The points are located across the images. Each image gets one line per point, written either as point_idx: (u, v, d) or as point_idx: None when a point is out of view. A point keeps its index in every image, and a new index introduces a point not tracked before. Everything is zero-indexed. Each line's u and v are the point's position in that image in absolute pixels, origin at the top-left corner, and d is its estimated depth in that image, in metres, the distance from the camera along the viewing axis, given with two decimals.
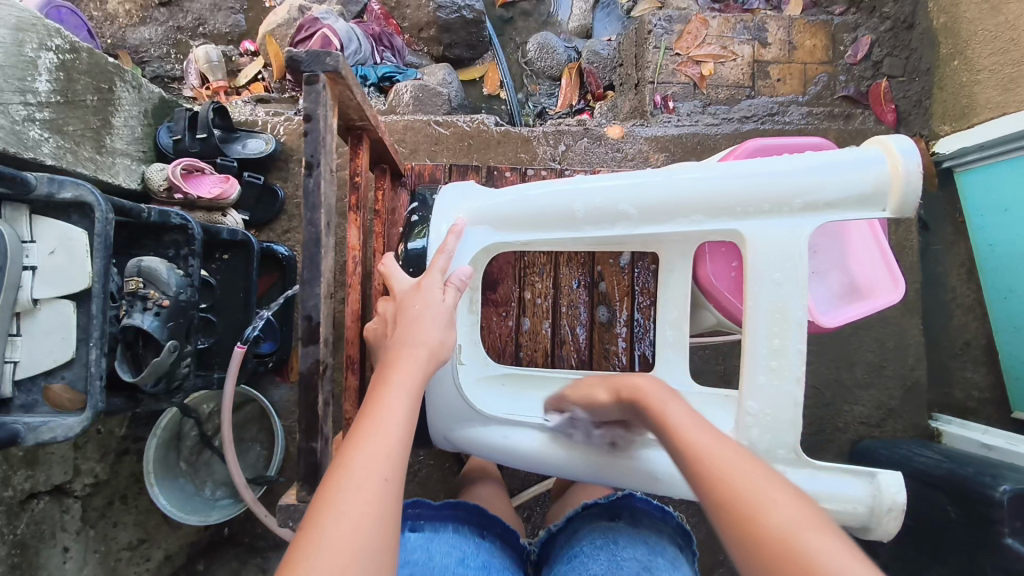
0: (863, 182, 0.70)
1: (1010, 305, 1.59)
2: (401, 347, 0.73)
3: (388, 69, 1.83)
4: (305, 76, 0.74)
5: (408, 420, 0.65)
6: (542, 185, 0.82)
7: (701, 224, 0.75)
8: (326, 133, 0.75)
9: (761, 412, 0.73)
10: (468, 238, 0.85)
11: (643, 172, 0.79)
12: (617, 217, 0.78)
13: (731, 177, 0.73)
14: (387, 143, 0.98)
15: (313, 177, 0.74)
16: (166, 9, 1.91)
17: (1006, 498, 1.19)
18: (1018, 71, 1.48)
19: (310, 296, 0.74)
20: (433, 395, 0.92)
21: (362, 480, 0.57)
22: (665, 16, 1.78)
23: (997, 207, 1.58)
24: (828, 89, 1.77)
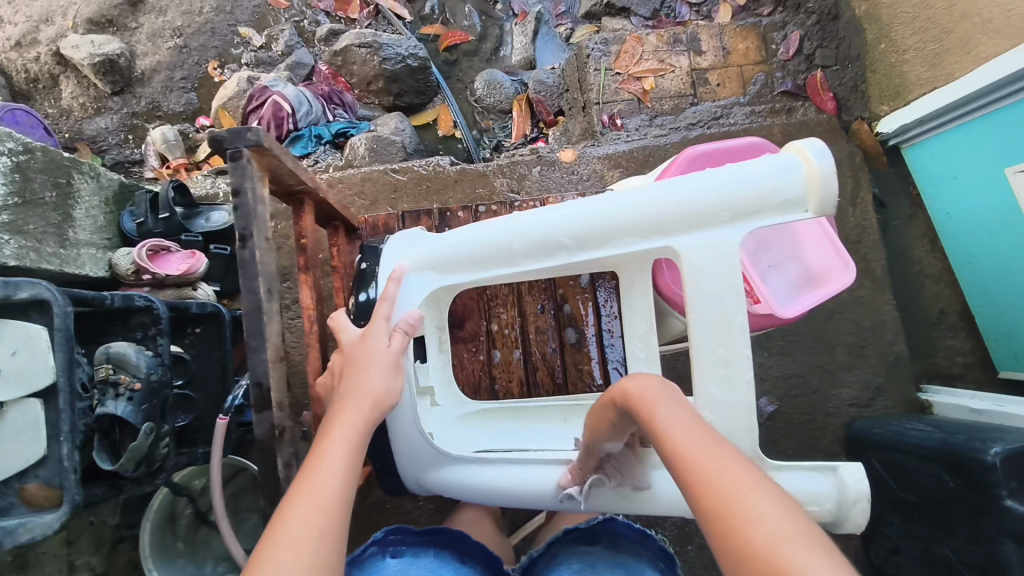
0: (784, 187, 0.71)
1: (976, 269, 1.64)
2: (346, 402, 0.75)
3: (342, 125, 1.86)
4: (230, 152, 0.77)
5: (349, 472, 0.66)
6: (479, 224, 0.84)
7: (635, 246, 0.75)
8: (257, 203, 0.78)
9: (718, 422, 0.74)
10: (413, 282, 0.87)
11: (573, 201, 0.79)
12: (554, 249, 0.78)
13: (657, 196, 0.75)
14: (331, 203, 0.98)
15: (249, 248, 0.78)
16: (119, 98, 1.94)
17: (998, 461, 1.21)
18: (940, 47, 1.54)
19: (260, 360, 0.76)
20: (399, 443, 0.91)
21: (297, 532, 0.57)
22: (600, 40, 1.86)
23: (946, 175, 1.64)
24: (767, 87, 1.82)
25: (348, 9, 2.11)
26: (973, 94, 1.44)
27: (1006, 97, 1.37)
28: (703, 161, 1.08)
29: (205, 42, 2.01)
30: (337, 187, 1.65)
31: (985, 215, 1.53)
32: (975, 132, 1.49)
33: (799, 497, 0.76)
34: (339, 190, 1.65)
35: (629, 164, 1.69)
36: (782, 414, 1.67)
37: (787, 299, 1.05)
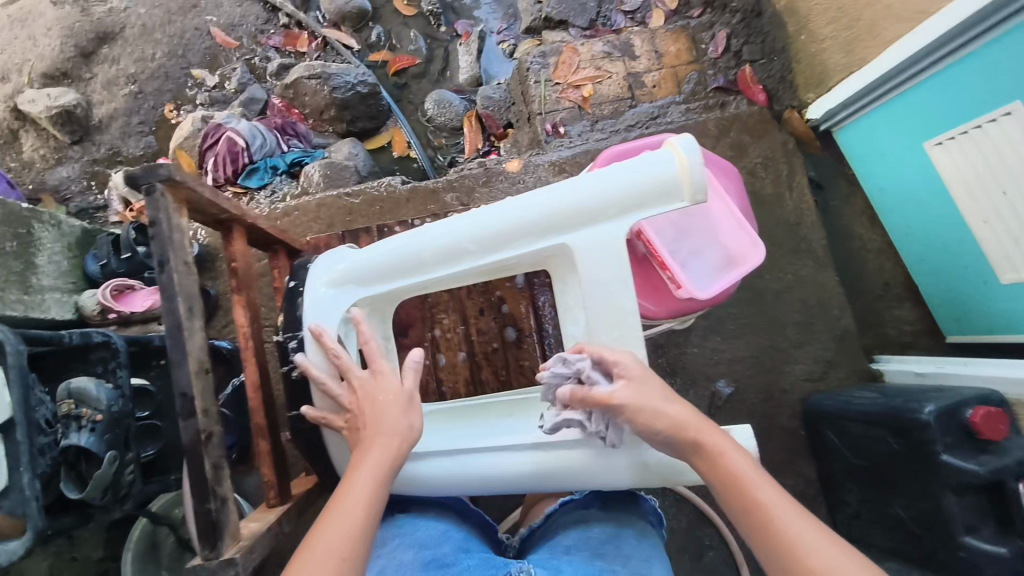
0: (659, 179, 0.81)
1: (913, 239, 1.71)
2: (375, 436, 0.81)
3: (296, 155, 1.93)
4: (143, 187, 0.80)
5: (370, 500, 0.74)
6: (394, 238, 0.91)
7: (534, 245, 0.85)
8: (173, 233, 0.82)
9: (617, 396, 0.86)
10: (336, 297, 0.93)
11: (477, 209, 0.88)
12: (461, 254, 0.87)
13: (552, 198, 0.85)
14: (264, 230, 1.04)
15: (166, 273, 0.80)
16: (79, 147, 2.01)
17: (932, 418, 1.27)
18: (852, 34, 1.63)
19: (182, 374, 0.80)
20: (333, 448, 0.95)
21: (320, 561, 0.66)
22: (539, 54, 1.94)
23: (876, 153, 1.70)
24: (700, 84, 1.91)
25: (297, 43, 2.18)
26: (893, 70, 1.50)
27: (923, 69, 1.44)
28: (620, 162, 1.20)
29: (159, 86, 2.08)
30: (293, 215, 1.72)
31: (914, 187, 1.61)
32: (897, 107, 1.55)
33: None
34: (295, 217, 1.71)
35: (572, 169, 1.75)
36: (739, 395, 1.72)
37: (708, 280, 1.11)
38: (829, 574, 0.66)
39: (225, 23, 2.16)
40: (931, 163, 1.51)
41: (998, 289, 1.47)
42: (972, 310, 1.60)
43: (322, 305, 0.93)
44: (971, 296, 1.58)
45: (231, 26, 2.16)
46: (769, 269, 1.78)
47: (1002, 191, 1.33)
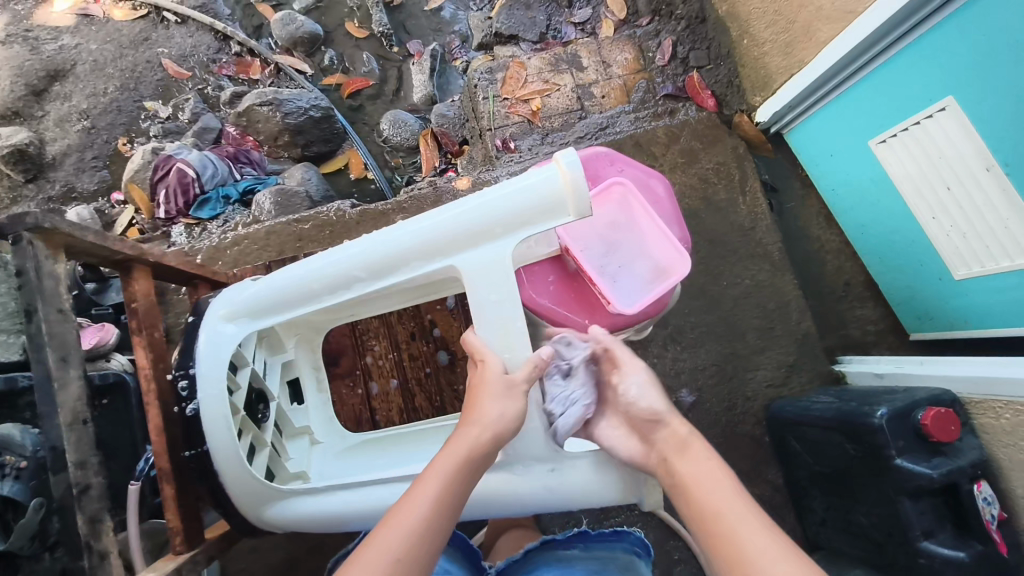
0: (543, 196, 0.83)
1: (869, 237, 1.69)
2: (464, 426, 0.82)
3: (247, 183, 1.93)
4: (12, 237, 0.78)
5: (442, 501, 0.74)
6: (286, 267, 0.91)
7: (422, 268, 0.86)
8: (43, 280, 0.80)
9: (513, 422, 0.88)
10: (226, 333, 0.91)
11: (368, 236, 0.89)
12: (351, 281, 0.88)
13: (440, 220, 0.86)
14: (171, 263, 1.04)
15: (37, 323, 0.78)
16: (34, 185, 2.02)
17: (884, 422, 1.24)
18: (789, 36, 1.63)
19: (51, 426, 0.76)
20: (232, 485, 0.90)
21: (374, 555, 0.67)
22: (486, 70, 1.94)
23: (825, 153, 1.69)
24: (649, 92, 1.91)
25: (250, 70, 2.19)
26: (832, 70, 1.50)
27: (860, 69, 1.44)
28: None
29: (112, 120, 2.09)
30: (244, 244, 1.69)
31: (863, 186, 1.60)
32: (840, 108, 1.55)
33: (603, 481, 0.90)
34: (244, 246, 1.68)
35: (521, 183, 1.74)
36: (702, 405, 1.68)
37: (638, 294, 1.12)
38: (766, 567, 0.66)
39: (177, 55, 2.18)
40: (877, 162, 1.50)
41: (953, 284, 1.46)
42: (931, 307, 1.58)
43: (210, 344, 0.90)
44: (928, 293, 1.56)
45: (183, 57, 2.18)
46: (726, 275, 1.75)
47: (946, 186, 1.31)
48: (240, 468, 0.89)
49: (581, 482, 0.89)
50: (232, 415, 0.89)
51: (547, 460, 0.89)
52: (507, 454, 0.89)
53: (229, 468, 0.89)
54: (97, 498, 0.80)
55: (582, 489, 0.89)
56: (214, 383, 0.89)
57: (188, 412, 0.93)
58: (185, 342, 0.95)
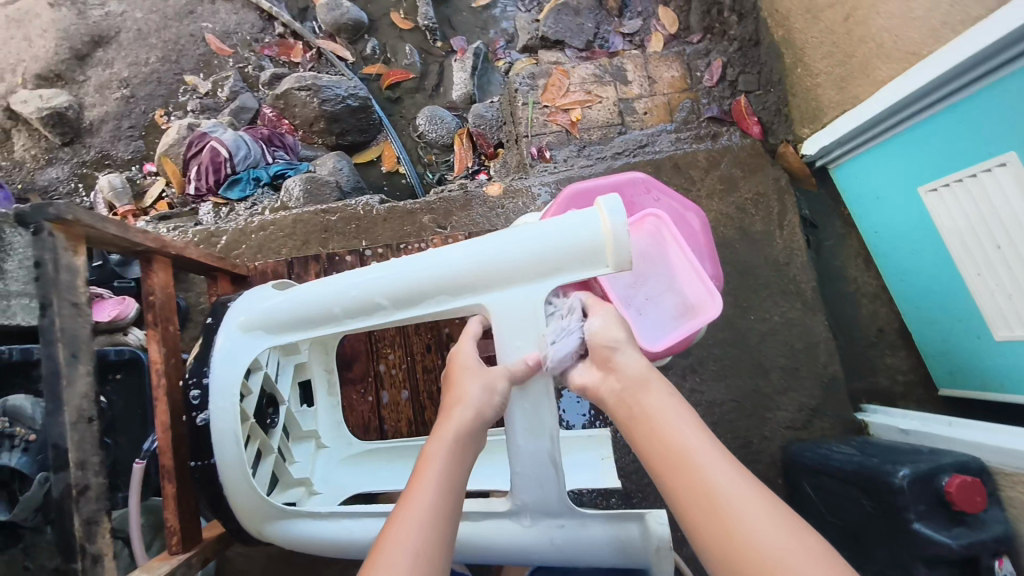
0: (581, 245, 0.80)
1: (908, 286, 1.63)
2: (450, 411, 0.81)
3: (279, 167, 1.92)
4: (33, 228, 0.77)
5: (447, 486, 0.74)
6: (308, 286, 0.90)
7: (447, 302, 0.84)
8: (60, 273, 0.78)
9: (525, 473, 0.84)
10: (243, 344, 0.90)
11: (393, 262, 0.87)
12: (373, 308, 0.86)
13: (469, 255, 0.83)
14: (193, 255, 1.04)
15: (50, 317, 0.77)
16: (69, 149, 2.03)
17: (905, 484, 1.18)
18: (845, 70, 1.57)
19: (55, 424, 0.76)
20: (234, 502, 0.89)
21: (394, 554, 0.66)
22: (528, 75, 1.90)
23: (872, 195, 1.63)
24: (693, 113, 1.86)
25: (291, 53, 2.20)
26: (889, 110, 1.43)
27: (920, 111, 1.37)
28: (583, 200, 1.12)
29: (151, 91, 2.11)
30: (270, 230, 1.68)
31: (907, 231, 1.54)
32: (893, 149, 1.49)
33: (611, 540, 0.85)
34: (270, 232, 1.67)
35: (555, 193, 1.70)
36: (717, 439, 1.64)
37: (663, 330, 1.08)
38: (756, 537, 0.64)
39: (220, 31, 2.19)
40: (925, 210, 1.44)
41: (993, 345, 1.38)
42: (966, 363, 1.51)
43: (225, 353, 0.90)
44: (964, 350, 1.50)
45: (226, 33, 2.19)
46: (753, 309, 1.70)
47: (996, 246, 1.25)
48: (241, 479, 0.88)
49: (588, 536, 0.85)
50: (239, 429, 0.88)
51: (557, 514, 0.85)
52: (515, 505, 0.86)
53: (231, 478, 0.88)
54: (96, 498, 0.79)
55: (589, 542, 0.85)
56: (228, 394, 0.88)
57: (198, 421, 0.89)
58: (198, 347, 0.92)
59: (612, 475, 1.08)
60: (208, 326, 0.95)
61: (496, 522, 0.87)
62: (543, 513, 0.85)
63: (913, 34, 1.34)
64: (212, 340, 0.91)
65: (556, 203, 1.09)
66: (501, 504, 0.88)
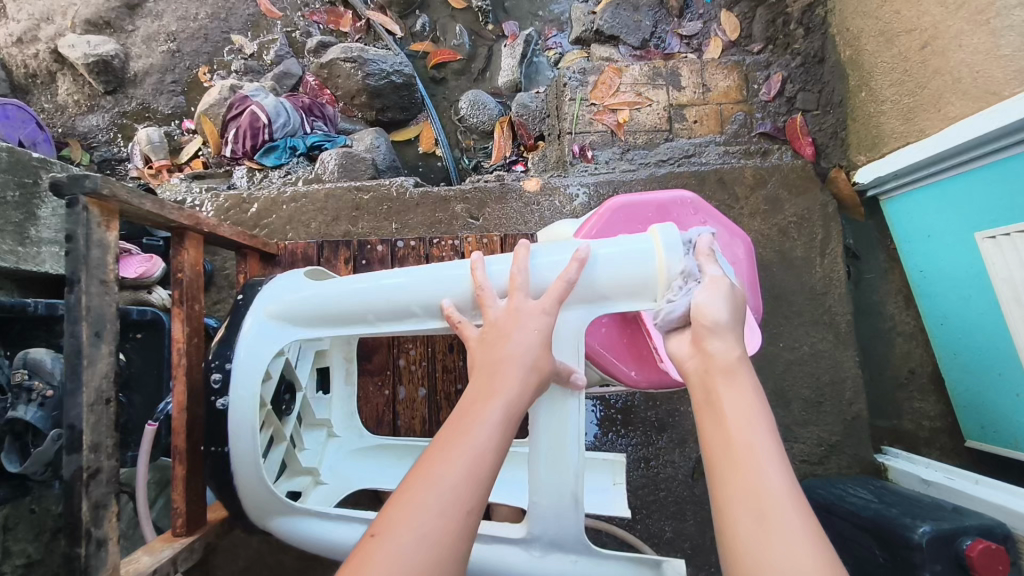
0: (636, 277, 0.84)
1: (948, 331, 1.55)
2: (500, 364, 0.73)
3: (317, 138, 1.90)
4: (67, 198, 0.76)
5: (497, 433, 0.67)
6: (341, 283, 0.89)
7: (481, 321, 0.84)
8: (92, 249, 0.77)
9: (543, 509, 0.82)
10: (270, 333, 0.89)
11: (437, 267, 0.87)
12: (406, 316, 0.86)
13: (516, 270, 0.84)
14: (221, 233, 1.04)
15: (76, 292, 0.75)
16: (112, 97, 2.04)
17: (925, 541, 1.12)
18: (915, 101, 1.50)
19: (72, 404, 0.75)
20: (242, 494, 0.89)
21: (434, 506, 0.60)
22: (579, 70, 1.84)
23: (922, 232, 1.56)
24: (745, 127, 1.80)
25: (340, 22, 2.18)
26: (958, 147, 1.34)
27: (991, 153, 1.29)
28: (627, 212, 1.08)
29: (197, 47, 2.11)
30: (301, 203, 1.66)
31: (956, 277, 1.46)
32: (955, 189, 1.40)
33: None
34: (301, 204, 1.65)
35: (592, 195, 1.66)
36: None
37: None
38: None
39: None
40: (980, 256, 1.35)
41: None
42: (1000, 419, 1.42)
43: (252, 341, 0.89)
44: (998, 405, 1.42)
45: None
46: (783, 336, 1.65)
47: None
48: (252, 469, 0.87)
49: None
50: (257, 423, 0.87)
51: (571, 550, 0.84)
52: (529, 534, 0.84)
53: (243, 468, 0.87)
54: (106, 482, 0.79)
55: None
56: (249, 383, 0.87)
57: (218, 405, 0.87)
58: (223, 331, 0.91)
59: (623, 504, 1.06)
60: (236, 307, 0.93)
61: (508, 546, 0.86)
62: (555, 547, 0.83)
63: (996, 72, 1.26)
64: (241, 323, 0.91)
65: (600, 212, 1.06)
66: (515, 530, 0.86)
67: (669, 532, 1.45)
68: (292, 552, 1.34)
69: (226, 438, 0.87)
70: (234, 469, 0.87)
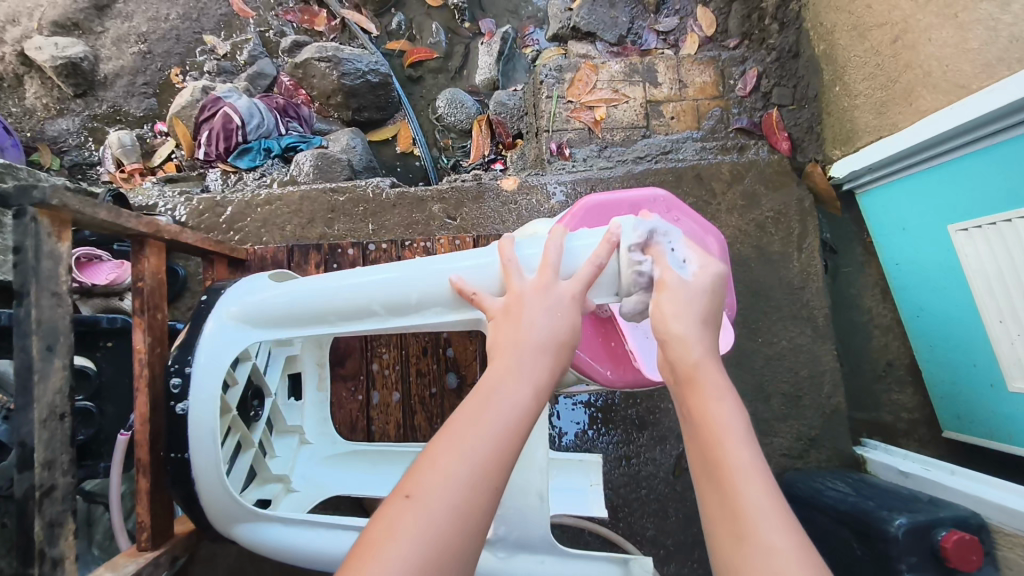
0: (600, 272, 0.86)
1: (923, 323, 1.56)
2: (523, 343, 0.71)
3: (292, 139, 1.88)
4: (14, 209, 0.74)
5: (530, 409, 0.66)
6: (304, 286, 0.89)
7: (446, 314, 0.84)
8: (42, 261, 0.75)
9: (511, 506, 0.86)
10: (233, 339, 0.88)
11: (469, 253, 0.87)
12: (368, 314, 0.86)
13: (482, 266, 0.84)
14: (185, 239, 1.02)
15: (26, 306, 0.74)
16: (82, 100, 2.00)
17: (901, 534, 1.12)
18: (887, 95, 1.51)
19: (23, 420, 0.73)
20: (205, 503, 0.87)
21: (460, 478, 0.58)
22: (555, 67, 1.83)
23: (896, 226, 1.57)
24: (721, 123, 1.80)
25: (314, 21, 2.16)
26: (930, 140, 1.35)
27: (961, 146, 1.30)
28: (599, 212, 1.08)
29: (168, 48, 2.08)
30: (275, 205, 1.63)
31: (930, 269, 1.47)
32: (927, 182, 1.41)
33: None
34: (276, 207, 1.63)
35: (570, 194, 1.65)
36: None
37: None
38: (767, 566, 0.55)
39: None
40: (953, 249, 1.36)
41: (1004, 395, 1.32)
42: (974, 409, 1.43)
43: (213, 346, 0.87)
44: (972, 394, 1.43)
45: None
46: (761, 332, 1.65)
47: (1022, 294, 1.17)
48: (215, 479, 0.85)
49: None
50: (219, 432, 0.85)
51: (537, 551, 0.86)
52: (494, 536, 0.86)
53: (206, 479, 0.85)
54: (62, 498, 0.77)
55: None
56: (209, 385, 0.86)
57: (177, 411, 0.85)
58: (185, 336, 0.89)
59: (600, 505, 1.07)
60: (199, 312, 0.92)
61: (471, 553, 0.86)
62: (522, 548, 0.86)
63: (964, 66, 1.27)
64: (201, 331, 0.89)
65: (570, 211, 1.06)
66: None
67: (651, 530, 1.45)
68: (272, 560, 1.33)
69: (188, 450, 0.85)
70: (197, 480, 0.85)
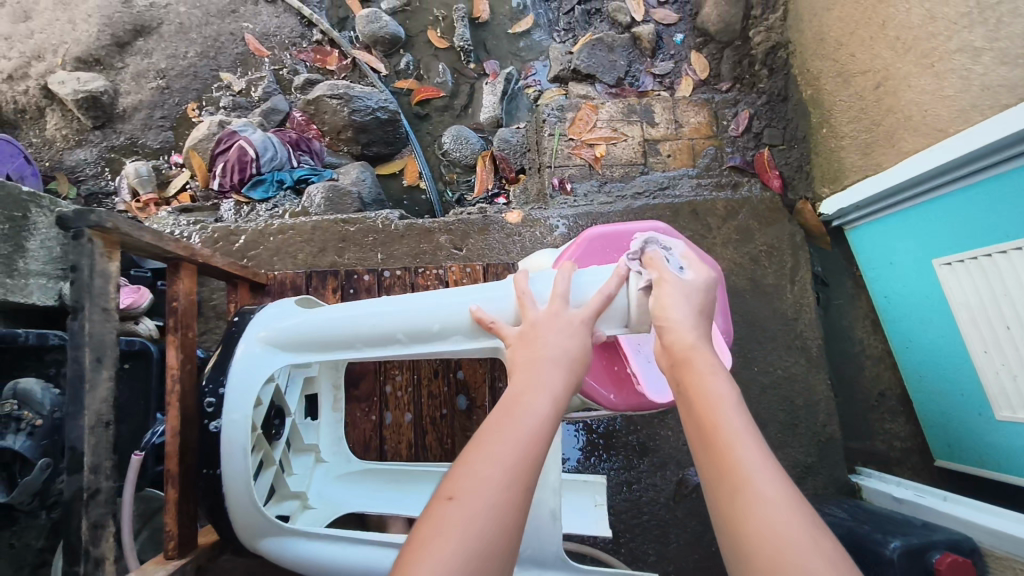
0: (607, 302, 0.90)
1: (912, 353, 1.62)
2: (541, 361, 0.77)
3: (304, 172, 1.95)
4: (72, 231, 0.80)
5: (549, 418, 0.71)
6: (333, 310, 0.94)
7: (467, 343, 0.89)
8: (94, 278, 0.81)
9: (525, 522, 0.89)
10: (262, 359, 0.93)
11: (486, 286, 0.92)
12: (390, 341, 0.91)
13: (500, 298, 0.89)
14: (214, 262, 1.07)
15: (79, 320, 0.79)
16: (100, 132, 2.07)
17: (896, 555, 1.16)
18: (871, 137, 1.60)
19: (72, 427, 0.78)
20: (233, 515, 0.91)
21: (496, 478, 0.62)
22: (557, 107, 1.93)
23: (885, 260, 1.64)
24: (716, 160, 1.89)
25: (326, 60, 2.26)
26: (915, 180, 1.43)
27: (944, 185, 1.37)
28: (603, 243, 1.14)
29: (186, 84, 2.17)
30: (288, 234, 1.69)
31: (919, 302, 1.53)
32: (912, 219, 1.49)
33: None
34: (288, 236, 1.69)
35: (572, 227, 1.72)
36: None
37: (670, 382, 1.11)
38: (761, 511, 0.60)
39: (260, 32, 2.26)
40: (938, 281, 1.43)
41: (991, 422, 1.37)
42: (963, 438, 1.48)
43: (244, 365, 0.92)
44: (961, 423, 1.48)
45: (265, 35, 2.26)
46: (757, 361, 1.70)
47: (1006, 325, 1.23)
48: (244, 490, 0.89)
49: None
50: (249, 446, 0.89)
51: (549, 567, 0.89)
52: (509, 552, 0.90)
53: (235, 490, 0.89)
54: (104, 502, 0.81)
55: None
56: (242, 406, 0.90)
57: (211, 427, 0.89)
58: (217, 355, 0.94)
59: (606, 524, 1.09)
60: (231, 332, 0.97)
61: None
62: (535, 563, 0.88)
63: (942, 111, 1.36)
64: (233, 351, 0.93)
65: (575, 242, 1.12)
66: None
67: (653, 556, 1.47)
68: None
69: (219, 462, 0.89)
70: (227, 491, 0.89)
